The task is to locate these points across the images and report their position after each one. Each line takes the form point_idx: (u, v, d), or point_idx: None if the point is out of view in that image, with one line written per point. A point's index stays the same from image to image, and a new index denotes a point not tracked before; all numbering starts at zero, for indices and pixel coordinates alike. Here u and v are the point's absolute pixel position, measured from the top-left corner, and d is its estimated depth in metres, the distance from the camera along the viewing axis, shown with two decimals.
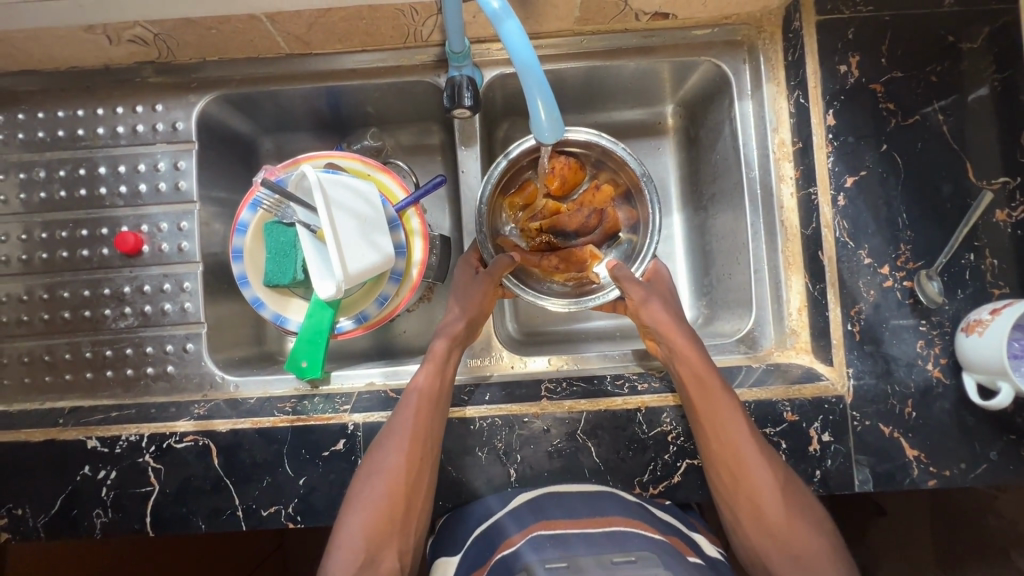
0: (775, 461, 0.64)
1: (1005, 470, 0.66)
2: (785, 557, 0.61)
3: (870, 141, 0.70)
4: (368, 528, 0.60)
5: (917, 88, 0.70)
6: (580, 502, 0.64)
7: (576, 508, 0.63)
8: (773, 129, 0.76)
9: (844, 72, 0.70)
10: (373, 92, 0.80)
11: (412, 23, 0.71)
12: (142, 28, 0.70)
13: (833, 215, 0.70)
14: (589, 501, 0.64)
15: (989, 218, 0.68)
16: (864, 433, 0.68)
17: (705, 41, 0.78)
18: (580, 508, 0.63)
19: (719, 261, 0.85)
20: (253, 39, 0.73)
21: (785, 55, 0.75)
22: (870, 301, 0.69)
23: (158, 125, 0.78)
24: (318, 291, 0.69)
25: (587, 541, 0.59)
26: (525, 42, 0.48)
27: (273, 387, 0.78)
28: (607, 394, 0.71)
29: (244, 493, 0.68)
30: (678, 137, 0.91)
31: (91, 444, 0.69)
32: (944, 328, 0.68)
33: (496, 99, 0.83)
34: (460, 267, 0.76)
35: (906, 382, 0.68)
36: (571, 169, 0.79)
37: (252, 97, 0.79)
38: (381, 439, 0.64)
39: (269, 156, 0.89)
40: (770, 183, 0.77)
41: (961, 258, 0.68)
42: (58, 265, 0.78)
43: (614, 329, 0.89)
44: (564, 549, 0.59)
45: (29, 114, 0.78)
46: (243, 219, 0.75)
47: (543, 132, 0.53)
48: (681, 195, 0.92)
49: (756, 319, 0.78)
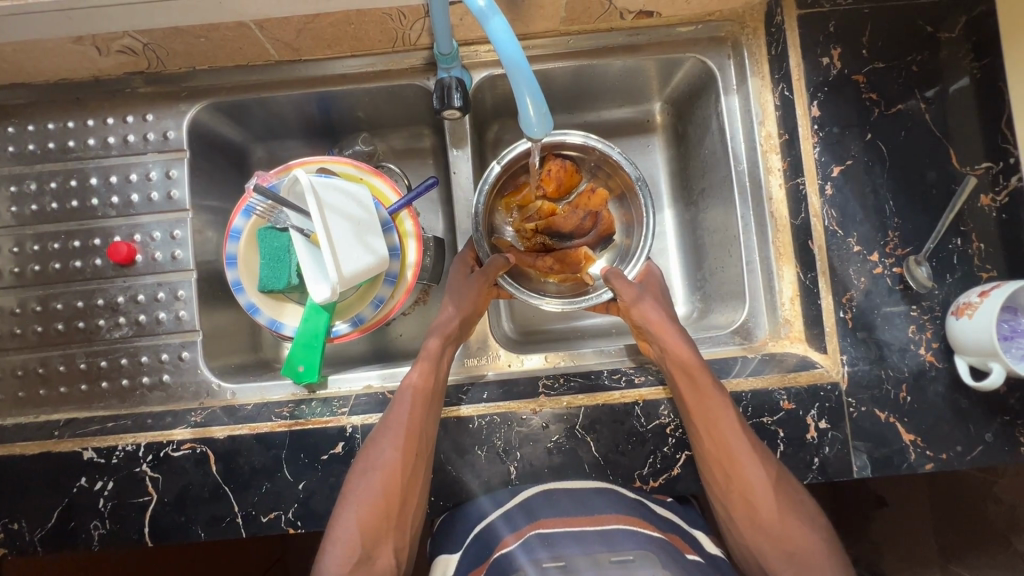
0: (768, 458, 0.64)
1: (1000, 451, 0.67)
2: (779, 551, 0.62)
3: (855, 131, 0.71)
4: (364, 521, 0.60)
5: (899, 78, 0.71)
6: (567, 500, 0.64)
7: (563, 505, 0.63)
8: (760, 123, 0.77)
9: (827, 64, 0.72)
10: (363, 97, 0.81)
11: (400, 27, 0.71)
12: (131, 38, 0.70)
13: (822, 204, 0.71)
14: (575, 499, 0.64)
15: (974, 203, 0.69)
16: (860, 419, 0.68)
17: (690, 38, 0.79)
18: (567, 506, 0.63)
19: (711, 255, 0.86)
20: (242, 46, 0.73)
21: (768, 50, 0.76)
22: (861, 288, 0.70)
23: (149, 135, 0.78)
24: (314, 294, 0.69)
25: (575, 540, 0.60)
26: (513, 39, 0.49)
27: (270, 393, 0.78)
28: (605, 389, 0.71)
29: (243, 499, 0.68)
30: (666, 135, 0.92)
31: (87, 455, 0.69)
32: (935, 313, 0.68)
33: (486, 100, 0.84)
34: (456, 265, 0.76)
35: (900, 367, 0.68)
36: (568, 171, 0.78)
37: (243, 104, 0.80)
38: (374, 440, 0.64)
39: (261, 163, 0.90)
40: (759, 175, 0.78)
41: (949, 243, 0.69)
42: (50, 276, 0.78)
43: (609, 326, 0.89)
44: (553, 549, 0.60)
45: (20, 127, 0.78)
46: (236, 225, 0.75)
47: (533, 127, 0.54)
48: (672, 191, 0.93)
49: (750, 310, 0.79)
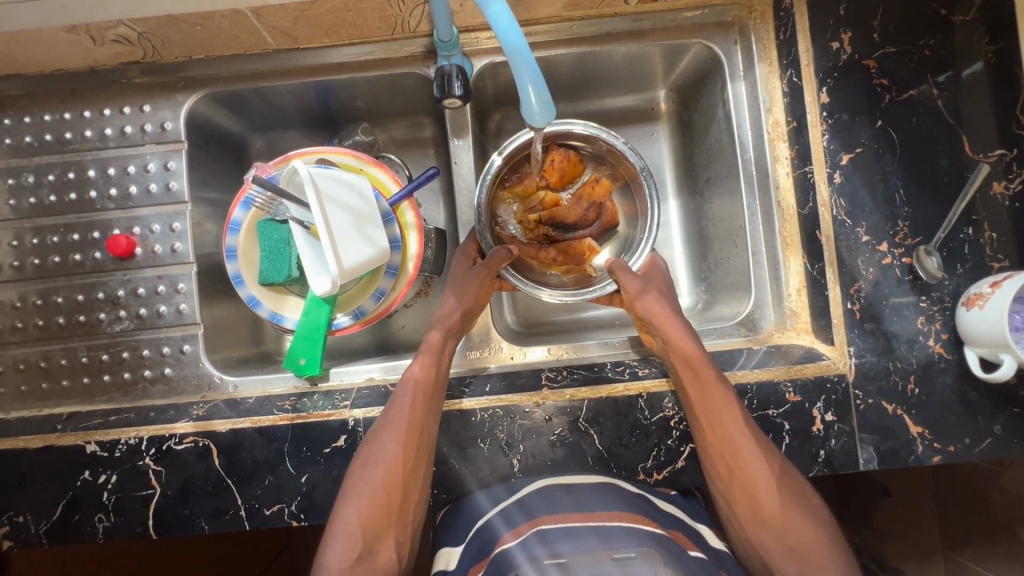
0: (771, 452, 0.63)
1: (1009, 444, 0.66)
2: (781, 546, 0.61)
3: (864, 118, 0.70)
4: (365, 517, 0.60)
5: (910, 63, 0.69)
6: (566, 498, 0.63)
7: (562, 503, 0.62)
8: (767, 110, 0.76)
9: (837, 48, 0.70)
10: (362, 86, 0.80)
11: (399, 13, 0.70)
12: (126, 26, 0.69)
13: (830, 193, 0.70)
14: (574, 496, 0.63)
15: (987, 191, 0.67)
16: (867, 412, 0.67)
17: (695, 22, 0.77)
18: (565, 504, 0.62)
19: (717, 246, 0.85)
20: (239, 35, 0.72)
21: (776, 35, 0.74)
22: (869, 279, 0.69)
23: (147, 126, 0.77)
24: (314, 287, 0.69)
25: (574, 537, 0.59)
26: (513, 23, 0.48)
27: (271, 386, 0.77)
28: (607, 381, 0.70)
29: (245, 492, 0.68)
30: (672, 122, 0.90)
31: (90, 449, 0.69)
32: (945, 303, 0.67)
33: (487, 89, 0.82)
34: (458, 257, 0.75)
35: (908, 359, 0.67)
36: (571, 162, 0.77)
37: (241, 94, 0.78)
38: (375, 433, 0.64)
39: (260, 154, 0.89)
40: (765, 163, 0.76)
41: (961, 232, 0.67)
42: (50, 270, 0.77)
43: (613, 317, 0.88)
44: (552, 546, 0.58)
45: (16, 118, 0.77)
46: (236, 218, 0.74)
47: (534, 115, 0.53)
48: (676, 181, 0.91)
49: (755, 301, 0.78)
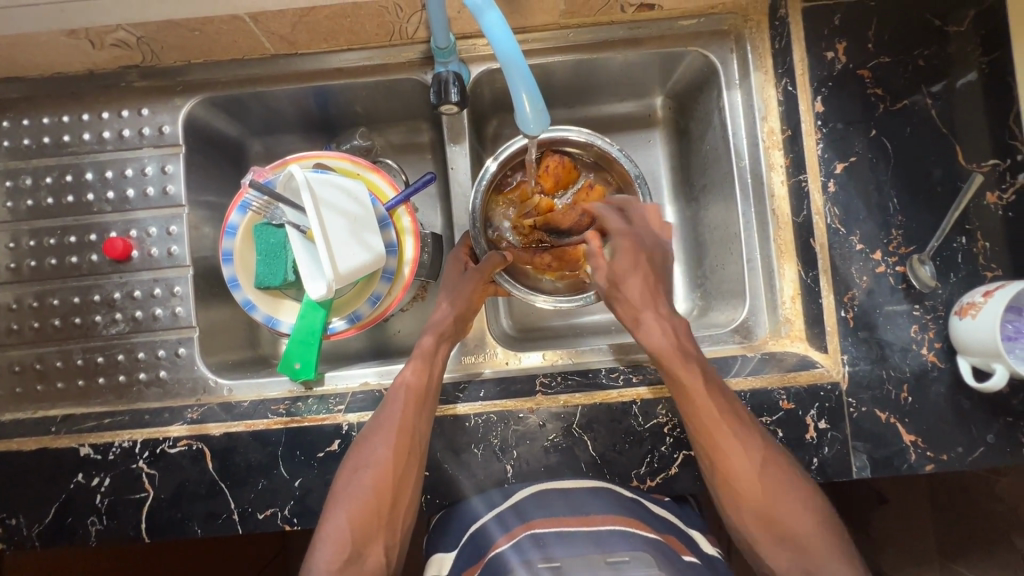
0: (756, 440, 0.61)
1: (1002, 453, 0.66)
2: (777, 541, 0.58)
3: (859, 128, 0.70)
4: (354, 519, 0.59)
5: (904, 72, 0.70)
6: (562, 501, 0.63)
7: (556, 506, 0.62)
8: (762, 118, 0.76)
9: (831, 58, 0.71)
10: (361, 92, 0.80)
11: (397, 19, 0.70)
12: (125, 31, 0.69)
13: (824, 201, 0.70)
14: (569, 500, 0.63)
15: (980, 201, 0.67)
16: (860, 420, 0.67)
17: (692, 31, 0.77)
18: (559, 507, 0.62)
19: (711, 252, 0.85)
20: (238, 40, 0.72)
21: (772, 43, 0.75)
22: (863, 286, 0.69)
23: (145, 130, 0.77)
24: (309, 291, 0.68)
25: (568, 542, 0.58)
26: (508, 33, 0.48)
27: (266, 389, 0.77)
28: (602, 387, 0.70)
29: (239, 496, 0.67)
30: (668, 129, 0.91)
31: (84, 451, 0.69)
32: (938, 312, 0.67)
33: (485, 95, 0.82)
34: (451, 262, 0.75)
35: (901, 367, 0.67)
36: (565, 167, 0.77)
37: (239, 98, 0.79)
38: (361, 434, 0.64)
39: (258, 158, 0.89)
40: (761, 171, 0.77)
41: (953, 242, 0.68)
42: (46, 272, 0.77)
43: (608, 323, 0.89)
44: (545, 550, 0.57)
45: (15, 121, 0.78)
46: (232, 221, 0.74)
47: (528, 124, 0.54)
48: (673, 187, 0.91)
49: (750, 308, 0.78)
